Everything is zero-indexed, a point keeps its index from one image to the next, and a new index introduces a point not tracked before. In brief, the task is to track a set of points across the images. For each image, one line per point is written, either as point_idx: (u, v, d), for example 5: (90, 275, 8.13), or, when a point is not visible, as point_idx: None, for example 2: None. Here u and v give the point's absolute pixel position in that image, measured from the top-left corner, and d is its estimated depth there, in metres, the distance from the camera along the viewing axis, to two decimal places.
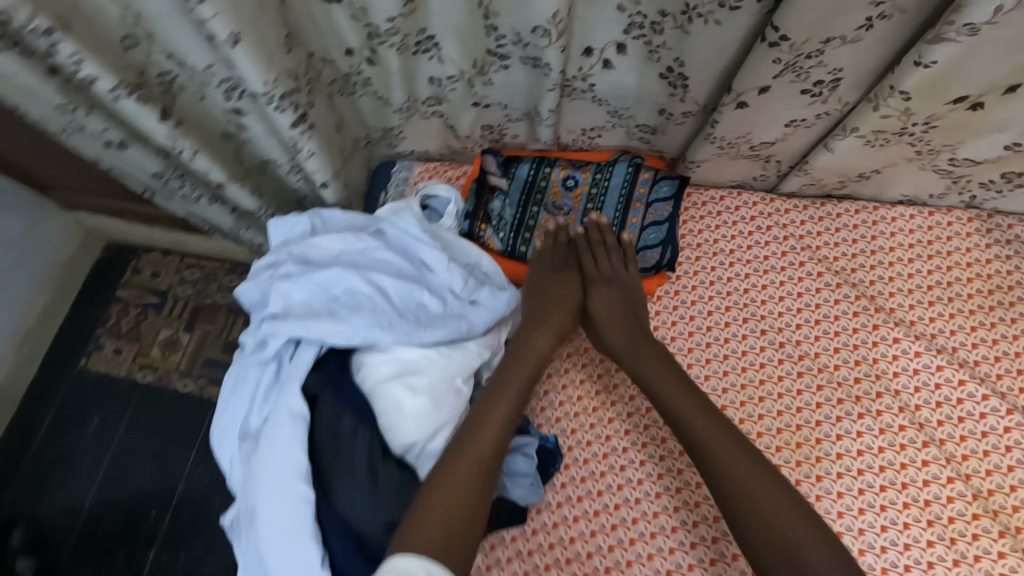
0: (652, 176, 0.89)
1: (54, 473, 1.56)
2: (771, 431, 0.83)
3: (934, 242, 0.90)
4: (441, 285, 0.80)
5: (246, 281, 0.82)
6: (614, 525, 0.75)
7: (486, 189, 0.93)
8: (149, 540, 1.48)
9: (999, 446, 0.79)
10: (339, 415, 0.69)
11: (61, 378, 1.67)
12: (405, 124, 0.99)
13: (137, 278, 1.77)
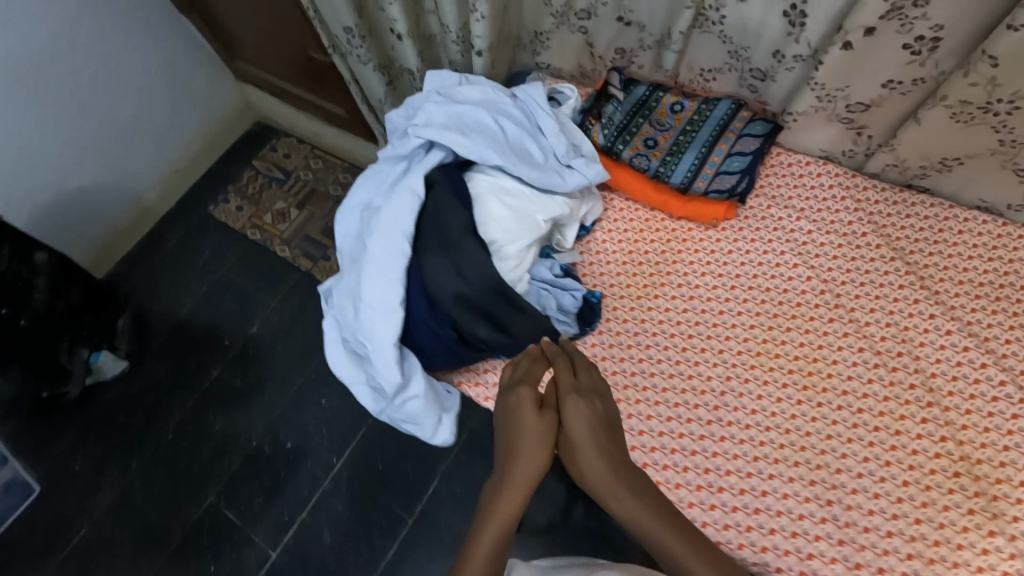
0: (749, 116, 1.01)
1: (162, 283, 2.18)
2: (788, 356, 0.95)
3: (1000, 248, 0.95)
4: (549, 147, 0.97)
5: (400, 107, 1.04)
6: (626, 385, 0.96)
7: (604, 97, 1.10)
8: (216, 357, 2.04)
9: (1001, 428, 0.84)
10: (444, 197, 0.86)
11: (190, 213, 2.30)
12: (553, 32, 1.17)
13: (272, 154, 2.42)
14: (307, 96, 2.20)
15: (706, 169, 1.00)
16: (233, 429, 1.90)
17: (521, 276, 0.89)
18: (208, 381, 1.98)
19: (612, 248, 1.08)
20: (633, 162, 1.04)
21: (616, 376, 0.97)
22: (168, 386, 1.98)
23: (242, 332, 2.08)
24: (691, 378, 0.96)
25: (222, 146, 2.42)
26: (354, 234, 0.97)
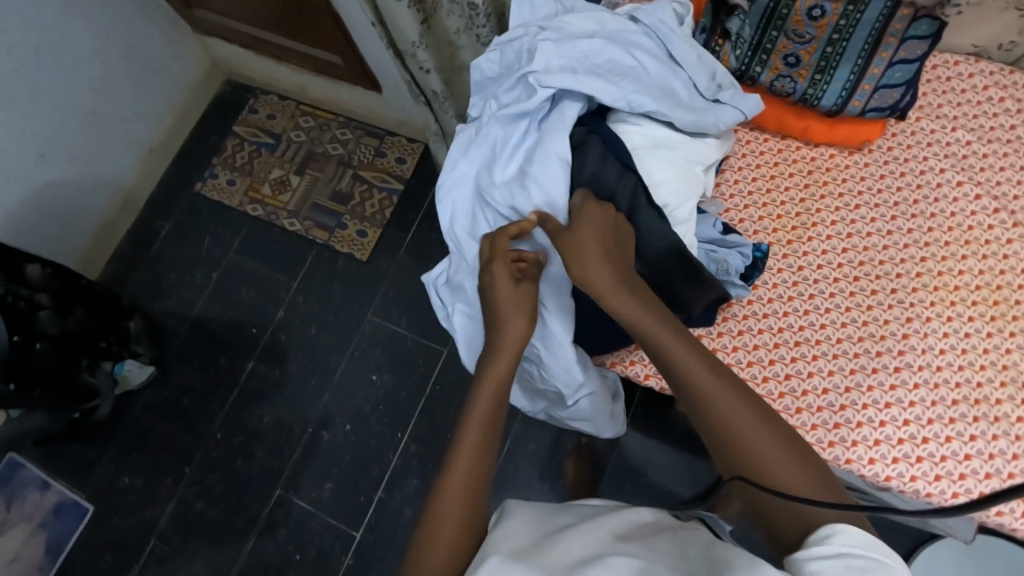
0: (910, 13, 0.85)
1: (167, 280, 1.98)
2: (969, 286, 0.86)
3: None
4: (689, 81, 0.83)
5: (489, 53, 0.86)
6: (797, 342, 0.88)
7: (724, 9, 0.91)
8: (250, 348, 1.90)
9: None
10: (608, 161, 0.79)
11: (178, 196, 2.05)
12: None
13: (253, 117, 2.12)
14: (290, 43, 1.88)
15: (863, 84, 0.87)
16: (285, 421, 1.81)
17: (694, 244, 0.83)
18: (245, 375, 1.86)
19: (747, 190, 0.95)
20: (773, 86, 0.91)
21: (783, 334, 0.88)
22: (204, 387, 1.86)
23: (269, 320, 1.92)
24: (862, 322, 0.87)
25: (197, 111, 2.11)
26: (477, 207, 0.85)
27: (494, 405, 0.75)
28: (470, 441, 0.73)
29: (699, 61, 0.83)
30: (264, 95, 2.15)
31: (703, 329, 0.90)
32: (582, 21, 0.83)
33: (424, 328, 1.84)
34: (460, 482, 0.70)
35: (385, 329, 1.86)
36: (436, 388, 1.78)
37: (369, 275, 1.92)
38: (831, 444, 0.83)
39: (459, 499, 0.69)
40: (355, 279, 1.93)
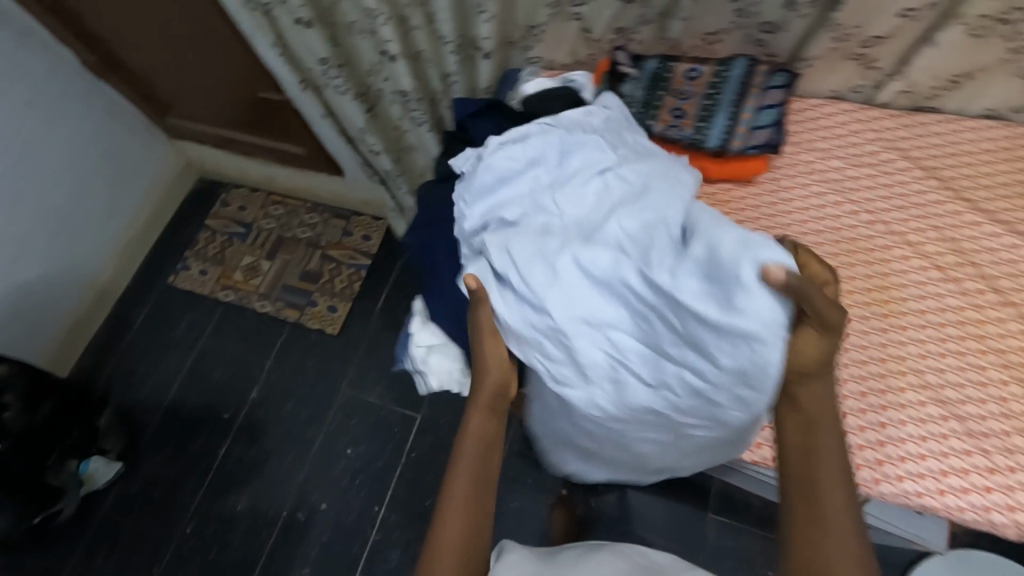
0: (767, 69, 1.03)
1: (138, 372, 1.99)
2: (862, 290, 0.97)
3: (1015, 148, 1.02)
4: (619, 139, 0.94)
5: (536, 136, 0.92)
6: None
7: (617, 78, 1.09)
8: (223, 432, 1.89)
9: None
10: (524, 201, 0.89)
11: (152, 289, 2.13)
12: (548, 23, 1.14)
13: (225, 210, 2.26)
14: (256, 140, 2.05)
15: (739, 127, 1.02)
16: (261, 505, 1.78)
17: None
18: (219, 460, 1.85)
19: None
20: (666, 134, 1.03)
21: None
22: (176, 476, 1.84)
23: (243, 400, 1.93)
24: None
25: (173, 208, 2.25)
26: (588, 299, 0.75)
27: (484, 442, 0.78)
28: (465, 468, 0.76)
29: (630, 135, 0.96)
30: (236, 189, 2.30)
31: None
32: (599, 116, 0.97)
33: (398, 393, 1.89)
34: (460, 521, 0.71)
35: (362, 399, 1.89)
36: (413, 454, 1.80)
37: (342, 347, 1.98)
38: None
39: (457, 535, 0.70)
40: (328, 353, 1.97)
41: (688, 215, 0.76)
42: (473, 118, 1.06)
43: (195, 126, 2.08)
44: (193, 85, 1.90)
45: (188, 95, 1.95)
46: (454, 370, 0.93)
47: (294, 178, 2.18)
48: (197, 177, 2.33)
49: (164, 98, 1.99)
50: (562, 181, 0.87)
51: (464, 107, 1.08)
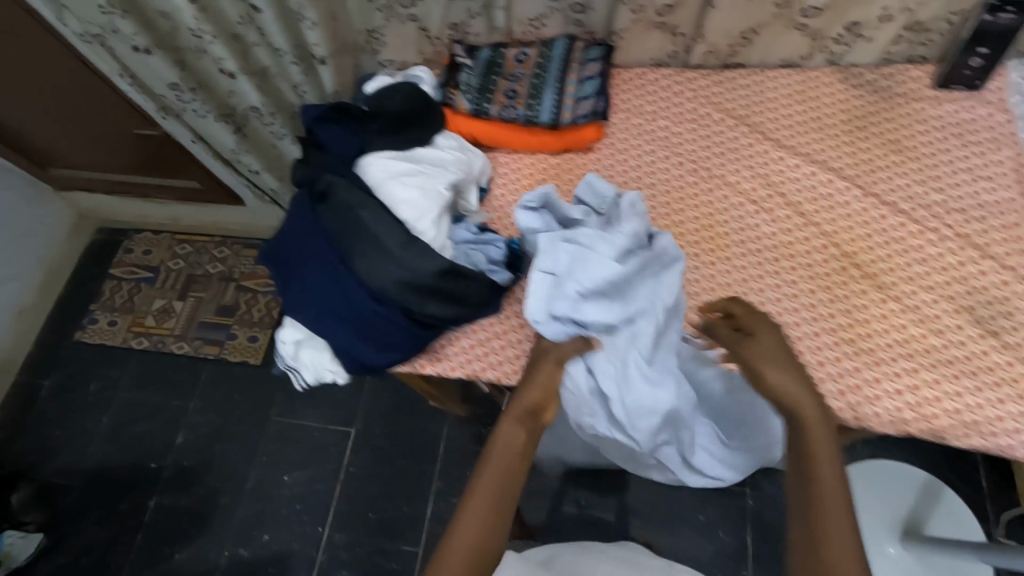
0: (584, 45, 1.13)
1: (53, 439, 1.91)
2: (691, 231, 1.07)
3: (807, 91, 1.16)
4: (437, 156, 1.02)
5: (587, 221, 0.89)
6: None
7: (455, 68, 1.16)
8: (152, 482, 1.84)
9: (863, 222, 1.02)
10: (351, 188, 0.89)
11: (59, 348, 2.04)
12: (386, 26, 1.19)
13: (129, 256, 2.18)
14: (153, 180, 2.02)
15: (566, 100, 1.11)
16: (201, 548, 1.75)
17: (443, 245, 0.92)
18: (150, 511, 1.80)
19: (511, 199, 1.13)
20: (503, 115, 1.12)
21: None
22: (108, 537, 1.77)
23: (171, 445, 1.88)
24: None
25: (73, 262, 2.16)
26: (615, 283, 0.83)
27: (520, 448, 0.78)
28: (480, 500, 0.74)
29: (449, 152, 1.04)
30: (139, 233, 2.22)
31: (493, 317, 0.99)
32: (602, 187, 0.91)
33: (329, 411, 1.89)
34: (474, 519, 0.72)
35: (294, 423, 1.88)
36: (352, 469, 1.81)
37: (266, 376, 1.95)
38: None
39: (475, 539, 0.71)
40: (252, 383, 1.95)
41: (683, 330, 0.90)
42: (319, 121, 1.03)
43: (82, 176, 2.03)
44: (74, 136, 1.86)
45: (70, 146, 1.90)
46: (320, 357, 0.95)
47: (194, 215, 2.16)
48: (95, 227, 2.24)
49: (44, 151, 1.93)
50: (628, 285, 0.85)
51: (311, 111, 1.05)
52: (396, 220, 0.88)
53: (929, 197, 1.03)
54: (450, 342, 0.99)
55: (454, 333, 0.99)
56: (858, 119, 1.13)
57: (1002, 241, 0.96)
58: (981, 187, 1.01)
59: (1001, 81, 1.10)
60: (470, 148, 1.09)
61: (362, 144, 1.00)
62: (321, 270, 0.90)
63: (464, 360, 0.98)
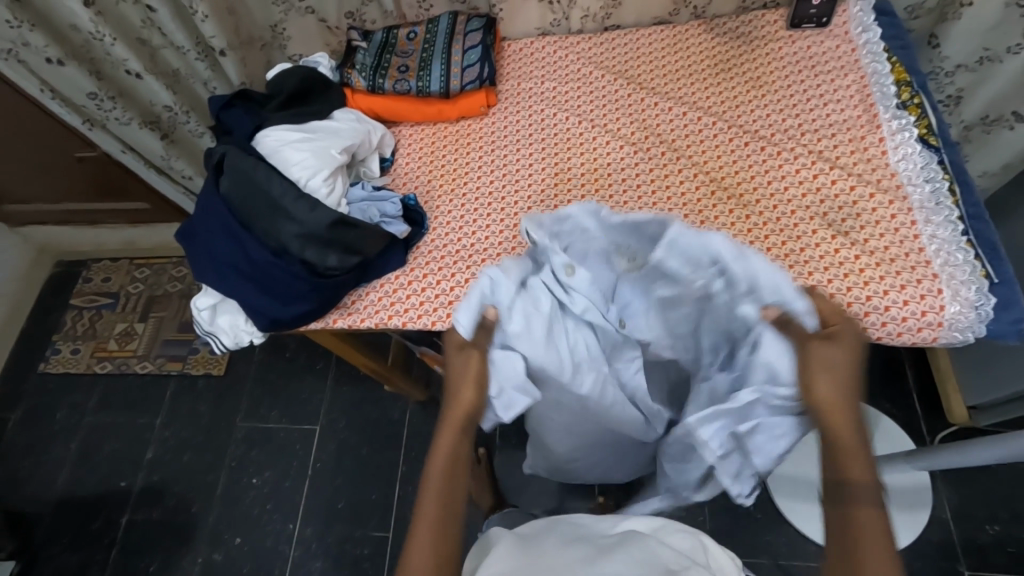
0: (466, 18, 1.23)
1: (22, 471, 1.86)
2: (579, 176, 1.14)
3: (677, 42, 1.26)
4: (327, 126, 1.09)
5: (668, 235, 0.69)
6: (472, 254, 1.06)
7: (352, 51, 1.26)
8: (121, 504, 1.79)
9: (728, 152, 1.11)
10: (242, 155, 0.96)
11: (22, 380, 2.01)
12: (286, 20, 1.28)
13: (89, 285, 2.17)
14: (108, 206, 2.05)
15: (453, 70, 1.20)
16: (174, 564, 1.69)
17: (339, 202, 1.00)
18: (122, 530, 1.75)
19: (415, 166, 1.20)
20: (396, 89, 1.20)
21: (460, 252, 1.06)
22: (80, 561, 1.72)
23: (139, 465, 1.84)
24: (512, 225, 1.09)
25: (34, 293, 2.15)
26: (580, 357, 0.78)
27: (451, 455, 0.70)
28: (432, 501, 0.67)
29: (341, 122, 1.12)
30: (97, 263, 2.20)
31: (398, 270, 1.05)
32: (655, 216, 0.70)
33: (294, 411, 1.86)
34: (428, 536, 0.65)
35: (257, 428, 1.85)
36: (318, 464, 1.78)
37: (228, 384, 1.93)
38: None
39: (428, 556, 0.63)
40: (217, 396, 1.92)
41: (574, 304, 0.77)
42: (224, 110, 1.12)
43: (37, 210, 2.06)
44: (25, 173, 1.89)
45: (20, 181, 1.92)
46: (236, 321, 1.02)
47: (150, 237, 2.17)
48: (54, 261, 2.23)
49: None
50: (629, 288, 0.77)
51: (217, 101, 1.14)
52: (284, 178, 0.94)
53: (786, 123, 1.12)
54: (360, 296, 1.05)
55: (364, 288, 1.05)
56: (723, 63, 1.22)
57: (848, 152, 1.06)
58: (831, 109, 1.11)
59: (844, 17, 1.20)
60: (370, 121, 1.18)
61: (259, 123, 1.08)
62: (225, 242, 0.96)
63: (373, 311, 1.03)
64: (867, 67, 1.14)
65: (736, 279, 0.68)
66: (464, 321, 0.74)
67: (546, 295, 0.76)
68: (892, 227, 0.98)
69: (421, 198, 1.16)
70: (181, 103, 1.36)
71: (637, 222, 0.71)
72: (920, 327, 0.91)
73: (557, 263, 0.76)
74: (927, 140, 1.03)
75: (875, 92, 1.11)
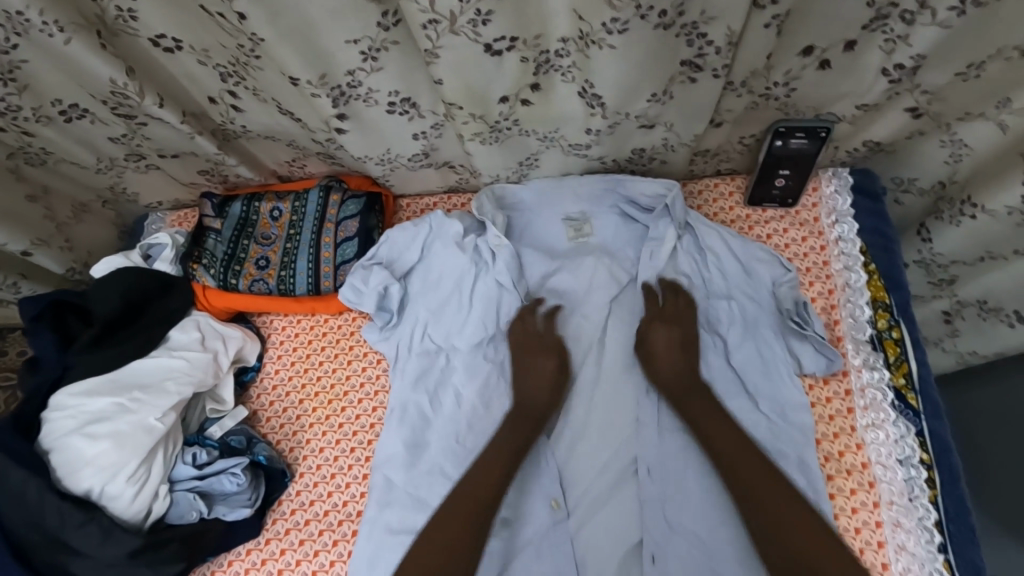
0: (340, 197, 0.97)
1: None
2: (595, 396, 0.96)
3: (717, 200, 0.96)
4: (148, 372, 0.86)
5: (648, 185, 0.93)
6: (326, 511, 0.86)
7: (202, 230, 1.00)
8: None
9: (832, 319, 0.87)
10: (6, 468, 0.74)
11: None
12: (123, 181, 1.00)
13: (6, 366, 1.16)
14: None
15: (323, 267, 0.95)
16: None
17: (156, 494, 0.80)
18: None
19: (285, 384, 0.96)
20: (253, 290, 0.96)
21: (309, 526, 0.85)
22: None
23: None
24: (360, 477, 0.87)
25: None
26: (476, 318, 0.92)
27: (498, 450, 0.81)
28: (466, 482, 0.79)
29: (172, 355, 0.88)
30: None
31: (250, 543, 0.84)
32: (647, 188, 0.93)
33: None
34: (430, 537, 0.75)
35: None
36: None
37: None
38: (334, 545, 0.83)
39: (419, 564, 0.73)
40: None
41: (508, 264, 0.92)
42: (35, 324, 0.87)
43: None
44: None
45: None
46: None
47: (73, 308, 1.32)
48: None
49: None
50: (558, 262, 0.96)
51: (29, 306, 0.87)
52: (65, 499, 0.75)
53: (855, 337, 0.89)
54: None
55: (209, 568, 0.83)
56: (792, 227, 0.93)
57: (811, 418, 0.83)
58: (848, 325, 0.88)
59: (814, 196, 0.93)
60: (223, 332, 0.94)
61: (65, 366, 0.85)
62: None
63: None
64: (838, 274, 0.89)
65: (705, 235, 0.91)
66: (404, 241, 0.94)
67: (484, 252, 0.93)
68: (874, 539, 0.76)
69: (287, 439, 0.92)
70: (3, 273, 1.01)
71: (629, 182, 0.93)
72: (859, 527, 0.77)
73: (491, 233, 0.92)
74: (904, 397, 0.82)
75: (845, 312, 0.88)
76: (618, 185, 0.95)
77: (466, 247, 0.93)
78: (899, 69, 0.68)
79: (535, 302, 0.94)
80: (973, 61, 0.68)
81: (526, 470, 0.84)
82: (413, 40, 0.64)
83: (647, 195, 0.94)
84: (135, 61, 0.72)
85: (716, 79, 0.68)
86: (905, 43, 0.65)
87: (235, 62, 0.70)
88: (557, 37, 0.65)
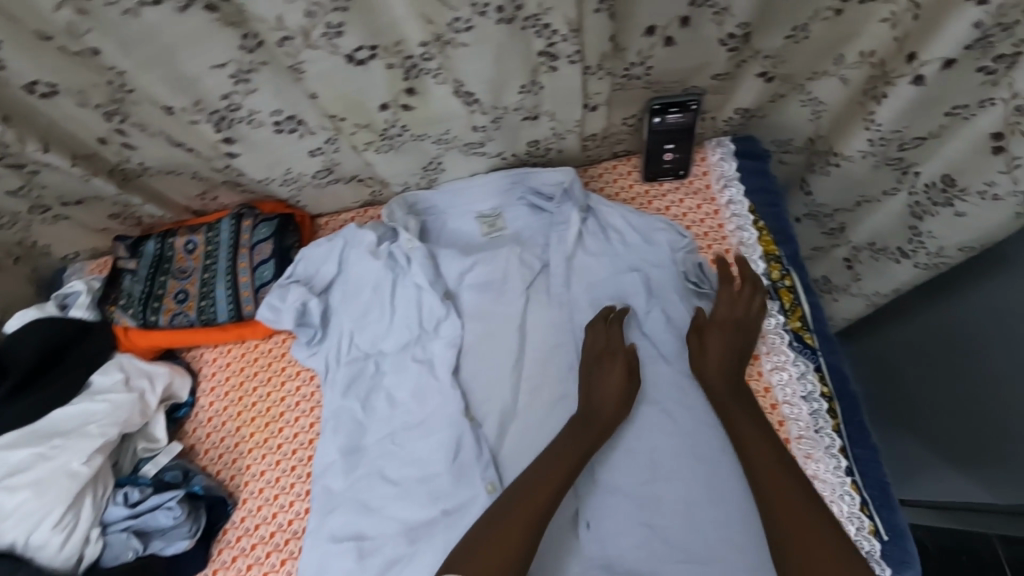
0: (252, 222, 0.99)
1: None
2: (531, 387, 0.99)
3: (617, 181, 1.02)
4: (71, 419, 0.85)
5: (548, 174, 0.98)
6: (272, 532, 0.86)
7: (118, 273, 1.00)
8: None
9: None
10: None
11: None
12: (31, 234, 0.99)
13: None
14: None
15: (243, 292, 0.96)
16: None
17: (87, 538, 0.80)
18: None
19: (220, 414, 0.96)
20: (175, 324, 0.96)
21: (256, 550, 0.85)
22: None
23: None
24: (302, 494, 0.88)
25: None
26: (399, 321, 0.94)
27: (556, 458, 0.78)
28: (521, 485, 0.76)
29: (94, 399, 0.88)
30: None
31: None
32: (547, 176, 0.98)
33: None
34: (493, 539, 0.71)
35: None
36: None
37: None
38: (281, 564, 0.83)
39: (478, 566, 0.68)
40: None
41: (423, 265, 0.95)
42: None
43: None
44: None
45: None
46: None
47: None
48: None
49: None
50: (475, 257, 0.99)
51: None
52: None
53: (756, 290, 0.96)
54: None
55: None
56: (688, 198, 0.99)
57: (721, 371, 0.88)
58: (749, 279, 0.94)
59: (703, 165, 1.00)
60: (148, 370, 0.94)
61: None
62: None
63: None
64: (733, 235, 0.95)
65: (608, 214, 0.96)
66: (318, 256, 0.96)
67: (401, 257, 0.96)
68: None
69: (228, 468, 0.92)
70: None
71: (529, 173, 0.98)
72: None
73: (404, 238, 0.96)
74: (802, 338, 0.88)
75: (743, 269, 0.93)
76: (520, 177, 0.99)
77: (382, 254, 0.96)
78: (733, 37, 0.76)
79: (456, 298, 0.97)
80: (797, 24, 0.76)
81: (462, 461, 0.86)
82: (277, 59, 0.68)
83: (549, 183, 0.99)
84: (12, 109, 0.73)
85: (573, 65, 0.73)
86: (730, 14, 0.72)
87: (115, 101, 0.72)
88: (416, 43, 0.69)
